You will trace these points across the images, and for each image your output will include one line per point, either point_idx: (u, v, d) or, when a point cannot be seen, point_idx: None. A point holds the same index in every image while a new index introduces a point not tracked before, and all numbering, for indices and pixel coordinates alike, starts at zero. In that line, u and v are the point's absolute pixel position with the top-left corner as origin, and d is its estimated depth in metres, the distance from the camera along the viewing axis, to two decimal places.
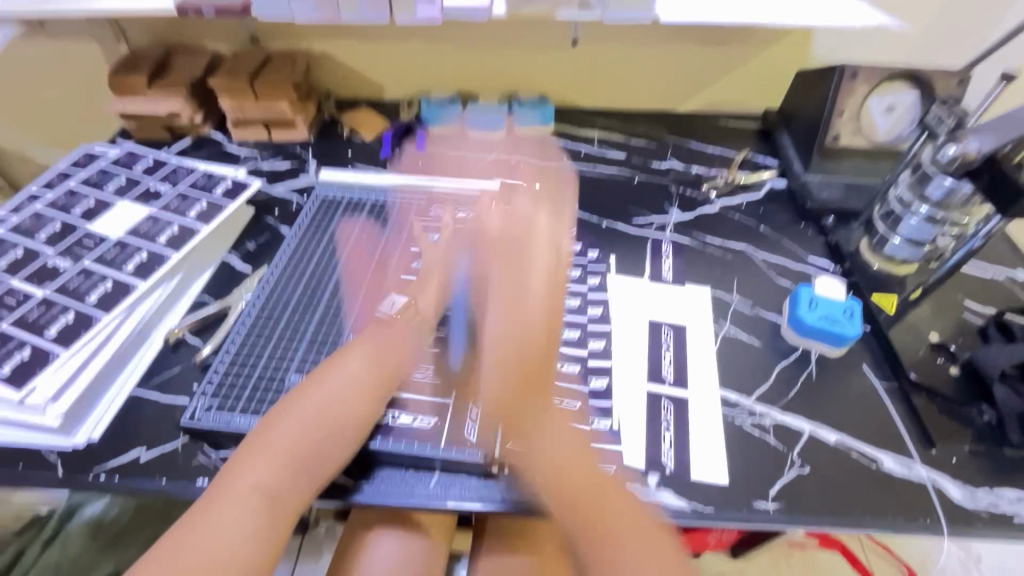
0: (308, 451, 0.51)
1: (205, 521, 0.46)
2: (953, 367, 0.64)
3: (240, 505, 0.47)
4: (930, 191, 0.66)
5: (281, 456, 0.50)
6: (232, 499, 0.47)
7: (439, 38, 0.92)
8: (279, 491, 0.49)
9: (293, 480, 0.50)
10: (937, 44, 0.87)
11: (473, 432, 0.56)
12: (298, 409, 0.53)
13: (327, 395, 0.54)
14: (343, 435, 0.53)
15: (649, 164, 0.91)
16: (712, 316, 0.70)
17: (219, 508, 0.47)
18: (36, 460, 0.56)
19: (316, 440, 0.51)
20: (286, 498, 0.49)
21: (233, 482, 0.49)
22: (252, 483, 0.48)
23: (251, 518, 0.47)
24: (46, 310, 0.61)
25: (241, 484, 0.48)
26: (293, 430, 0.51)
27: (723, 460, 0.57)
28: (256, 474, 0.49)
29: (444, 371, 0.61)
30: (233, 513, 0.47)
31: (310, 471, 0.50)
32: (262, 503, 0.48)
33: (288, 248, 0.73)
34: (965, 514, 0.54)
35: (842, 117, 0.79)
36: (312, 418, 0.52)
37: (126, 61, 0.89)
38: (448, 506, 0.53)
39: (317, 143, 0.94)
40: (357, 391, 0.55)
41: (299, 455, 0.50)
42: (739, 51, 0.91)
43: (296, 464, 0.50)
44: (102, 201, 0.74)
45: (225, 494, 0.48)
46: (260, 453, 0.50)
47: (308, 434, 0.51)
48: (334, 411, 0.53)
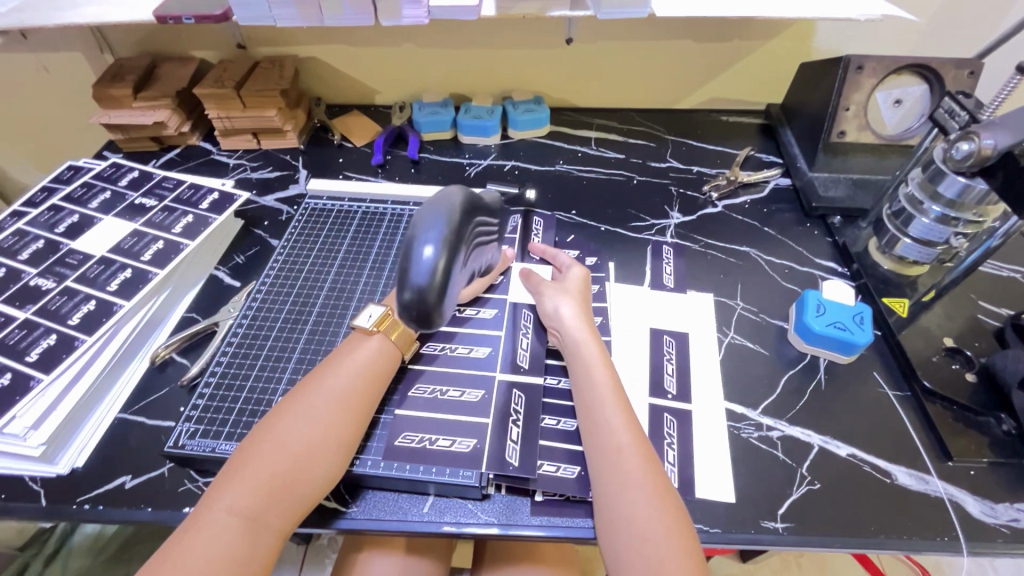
0: (292, 471, 0.46)
1: (180, 552, 0.41)
2: (969, 373, 0.61)
3: (218, 530, 0.42)
4: (944, 189, 0.63)
5: (262, 477, 0.45)
6: (208, 525, 0.43)
7: (429, 40, 0.89)
8: (260, 515, 0.44)
9: (275, 503, 0.45)
10: (947, 33, 0.84)
11: (513, 457, 0.53)
12: (279, 425, 0.48)
13: (311, 409, 0.50)
14: (330, 453, 0.48)
15: (648, 165, 0.88)
16: (716, 324, 0.67)
17: (195, 535, 0.42)
18: (19, 489, 0.54)
19: (301, 459, 0.47)
20: (268, 523, 0.44)
21: (209, 506, 0.44)
22: (230, 507, 0.43)
23: (229, 545, 0.42)
24: (27, 333, 0.59)
25: (218, 508, 0.43)
26: (275, 449, 0.47)
27: (730, 477, 0.54)
28: (234, 498, 0.44)
29: (474, 393, 0.58)
30: (208, 541, 0.42)
31: (293, 493, 0.46)
32: (240, 528, 0.43)
33: (276, 262, 0.70)
34: (987, 531, 0.51)
35: (849, 112, 0.76)
36: (295, 434, 0.48)
37: (110, 71, 0.87)
38: (444, 531, 0.51)
39: (308, 150, 0.92)
40: (343, 407, 0.51)
41: (282, 476, 0.46)
42: (740, 46, 0.87)
43: (279, 486, 0.45)
44: (87, 217, 0.72)
45: (200, 520, 0.43)
46: (239, 475, 0.45)
47: (292, 453, 0.47)
48: (320, 428, 0.49)
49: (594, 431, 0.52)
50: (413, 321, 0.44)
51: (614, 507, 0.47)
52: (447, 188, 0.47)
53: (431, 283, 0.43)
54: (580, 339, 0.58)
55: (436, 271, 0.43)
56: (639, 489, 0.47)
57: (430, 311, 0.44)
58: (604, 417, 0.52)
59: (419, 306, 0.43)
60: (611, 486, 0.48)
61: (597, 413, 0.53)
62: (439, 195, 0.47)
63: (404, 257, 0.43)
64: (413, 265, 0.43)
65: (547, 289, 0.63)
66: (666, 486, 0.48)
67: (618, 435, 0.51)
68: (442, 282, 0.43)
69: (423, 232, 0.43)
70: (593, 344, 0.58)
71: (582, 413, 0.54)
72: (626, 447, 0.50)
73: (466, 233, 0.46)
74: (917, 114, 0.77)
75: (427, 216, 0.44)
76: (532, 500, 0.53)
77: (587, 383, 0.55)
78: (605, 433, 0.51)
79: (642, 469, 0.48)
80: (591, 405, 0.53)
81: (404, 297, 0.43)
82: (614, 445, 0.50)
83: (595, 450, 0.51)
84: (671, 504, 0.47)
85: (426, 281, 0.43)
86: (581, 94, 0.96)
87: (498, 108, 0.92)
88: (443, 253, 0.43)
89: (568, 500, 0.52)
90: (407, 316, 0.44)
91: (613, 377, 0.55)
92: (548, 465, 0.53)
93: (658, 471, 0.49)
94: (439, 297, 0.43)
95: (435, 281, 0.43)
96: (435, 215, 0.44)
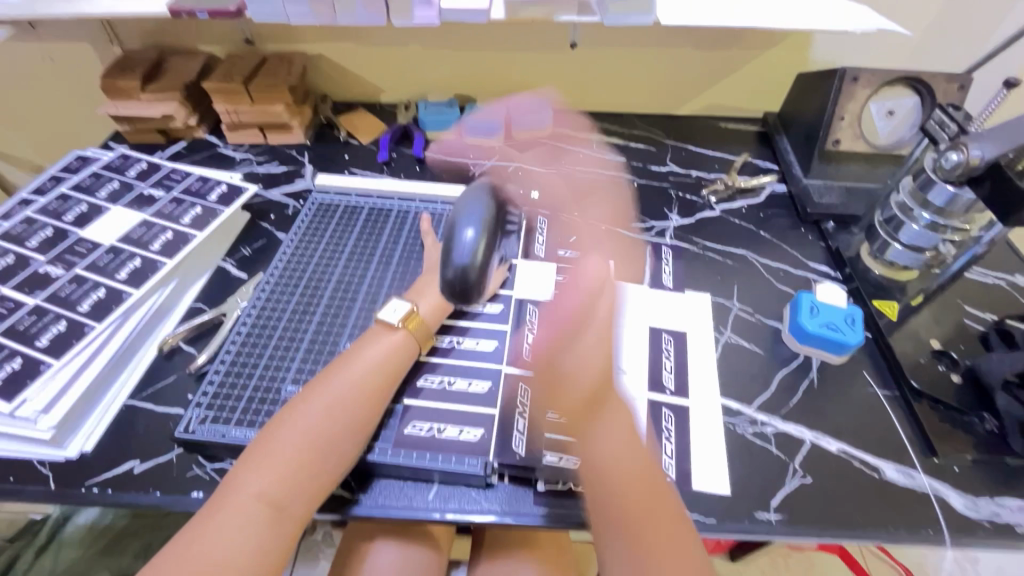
0: (314, 460, 0.47)
1: (205, 537, 0.43)
2: (954, 374, 0.63)
3: (245, 517, 0.44)
4: (933, 197, 0.65)
5: (286, 466, 0.47)
6: (234, 511, 0.44)
7: (436, 40, 0.91)
8: (283, 502, 0.45)
9: (297, 490, 0.46)
10: (939, 47, 0.86)
11: (522, 446, 0.55)
12: (302, 413, 0.50)
13: (333, 400, 0.51)
14: (351, 443, 0.50)
15: (648, 168, 0.90)
16: (713, 323, 0.69)
17: (222, 521, 0.43)
18: (27, 472, 0.55)
19: (324, 449, 0.48)
20: (290, 508, 0.46)
21: (235, 492, 0.45)
22: (256, 493, 0.45)
23: (252, 532, 0.43)
24: (37, 319, 0.60)
25: (244, 494, 0.45)
26: (298, 436, 0.48)
27: (725, 469, 0.56)
28: (259, 484, 0.45)
29: (483, 384, 0.59)
30: (234, 526, 0.43)
31: (315, 480, 0.47)
32: (265, 515, 0.44)
33: (283, 255, 0.71)
34: (968, 524, 0.54)
35: (843, 121, 0.79)
36: (317, 422, 0.49)
37: (118, 63, 0.88)
38: (448, 518, 0.52)
39: (313, 146, 0.93)
40: (365, 398, 0.52)
41: (304, 464, 0.47)
42: (740, 54, 0.90)
43: (302, 474, 0.47)
44: (95, 207, 0.73)
45: (225, 505, 0.44)
46: (264, 463, 0.46)
47: (316, 442, 0.48)
48: (340, 419, 0.50)
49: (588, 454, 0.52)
50: (456, 298, 0.48)
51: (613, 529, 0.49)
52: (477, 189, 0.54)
53: (472, 262, 0.48)
54: (594, 293, 0.63)
55: (476, 251, 0.48)
56: (620, 520, 0.49)
57: (470, 289, 0.48)
58: (598, 443, 0.52)
59: (460, 283, 0.48)
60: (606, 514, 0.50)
61: (613, 474, 0.51)
62: (471, 192, 0.54)
63: (448, 241, 0.49)
64: (455, 246, 0.48)
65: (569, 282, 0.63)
66: (654, 506, 0.49)
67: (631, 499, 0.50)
68: (482, 262, 0.48)
69: (463, 219, 0.49)
70: (593, 330, 0.60)
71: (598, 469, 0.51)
72: (607, 478, 0.51)
73: (499, 224, 0.52)
74: (908, 126, 0.80)
75: (465, 208, 0.51)
76: (534, 489, 0.54)
77: (605, 436, 0.52)
78: (606, 456, 0.52)
79: (632, 496, 0.50)
80: (608, 463, 0.51)
81: (448, 276, 0.48)
82: (610, 475, 0.51)
83: (609, 514, 0.49)
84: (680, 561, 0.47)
85: (468, 258, 0.47)
86: (583, 98, 0.98)
87: (502, 109, 0.93)
88: (482, 235, 0.48)
89: (570, 490, 0.54)
90: (450, 294, 0.48)
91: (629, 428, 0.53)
92: (550, 456, 0.55)
93: (666, 530, 0.48)
94: (479, 275, 0.48)
95: (476, 260, 0.48)
96: (472, 207, 0.50)
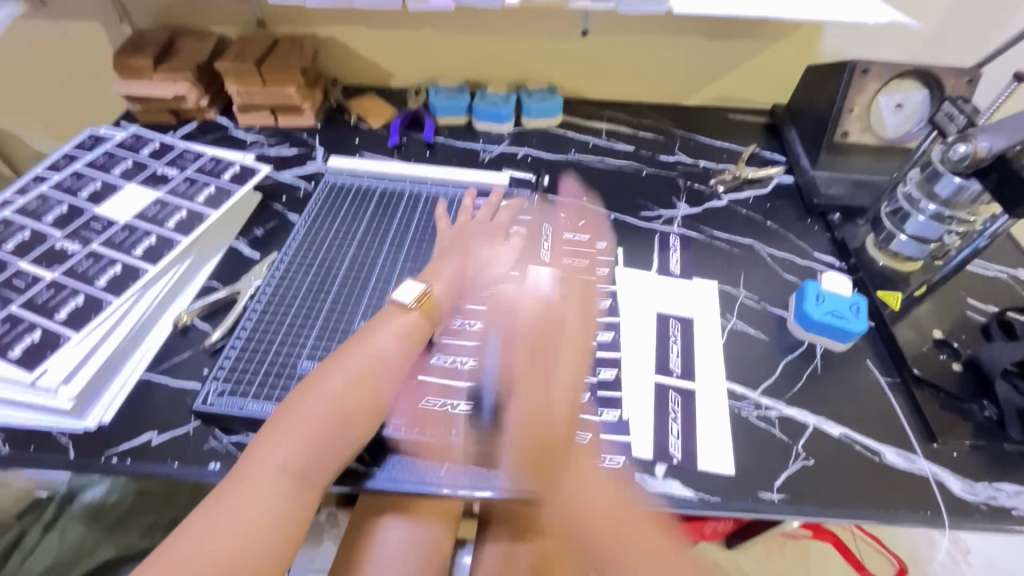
0: (333, 433, 0.49)
1: (230, 503, 0.44)
2: (955, 363, 0.65)
3: (266, 488, 0.45)
4: (940, 189, 0.67)
5: (307, 438, 0.48)
6: (258, 481, 0.45)
7: (448, 26, 0.91)
8: (304, 473, 0.47)
9: (318, 462, 0.48)
10: (949, 41, 0.87)
11: (535, 430, 0.56)
12: (321, 389, 0.50)
13: (352, 377, 0.52)
14: (368, 419, 0.51)
15: (657, 158, 0.91)
16: (719, 310, 0.70)
17: (246, 490, 0.45)
18: (47, 441, 0.56)
19: (343, 424, 0.49)
20: (310, 480, 0.47)
21: (258, 463, 0.46)
22: (277, 465, 0.46)
23: (275, 500, 0.45)
24: (55, 292, 0.61)
25: (267, 465, 0.46)
26: (317, 411, 0.49)
27: (730, 450, 0.58)
28: (281, 455, 0.47)
29: (499, 362, 0.61)
30: (259, 497, 0.45)
31: (335, 453, 0.49)
32: (288, 485, 0.46)
33: (297, 236, 0.72)
34: (965, 507, 0.55)
35: (852, 113, 0.79)
36: (336, 397, 0.50)
37: (131, 42, 0.88)
38: (460, 492, 0.54)
39: (324, 129, 0.93)
40: (382, 375, 0.53)
41: (324, 437, 0.48)
42: (749, 45, 0.91)
43: (323, 444, 0.48)
44: (109, 184, 0.73)
45: (249, 475, 0.45)
46: (285, 434, 0.48)
47: (336, 417, 0.49)
48: (359, 394, 0.51)
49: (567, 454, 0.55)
50: None
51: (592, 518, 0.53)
52: None
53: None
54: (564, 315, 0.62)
55: None
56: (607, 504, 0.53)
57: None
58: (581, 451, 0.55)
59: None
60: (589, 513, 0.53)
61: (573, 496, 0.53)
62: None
63: None
64: None
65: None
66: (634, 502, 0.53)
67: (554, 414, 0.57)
68: None
69: None
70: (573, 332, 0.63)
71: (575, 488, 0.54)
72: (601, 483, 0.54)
73: None
74: (916, 120, 0.81)
75: None
76: (545, 465, 0.56)
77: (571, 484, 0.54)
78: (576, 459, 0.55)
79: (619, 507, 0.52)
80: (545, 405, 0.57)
81: None
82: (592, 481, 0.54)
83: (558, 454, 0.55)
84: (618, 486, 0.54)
85: None
86: (593, 87, 0.99)
87: (512, 96, 0.94)
88: None
89: (578, 467, 0.55)
90: None
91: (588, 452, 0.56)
92: (560, 434, 0.56)
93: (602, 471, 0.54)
94: None
95: None
96: None
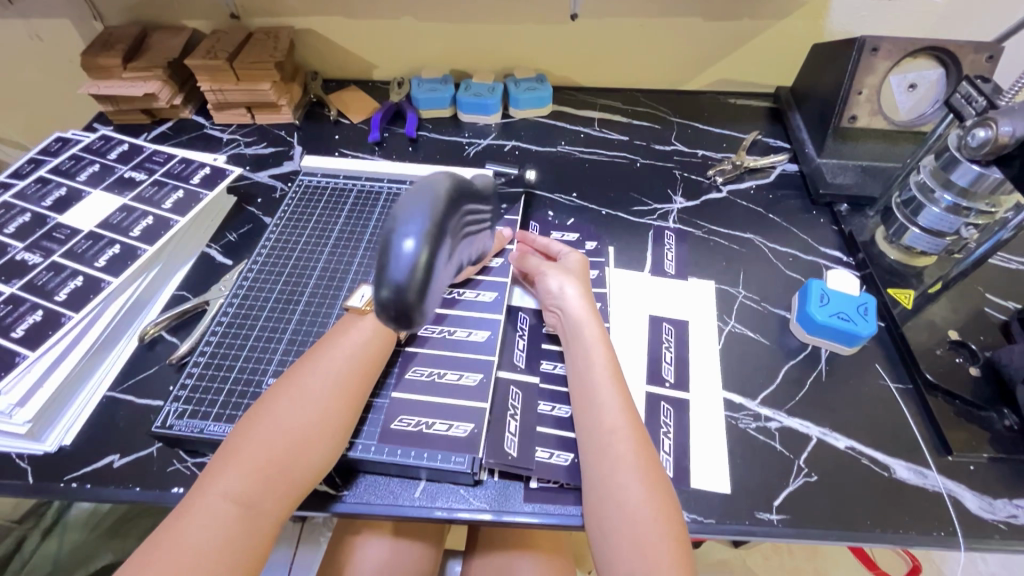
0: (288, 455, 0.45)
1: (173, 537, 0.40)
2: (973, 367, 0.60)
3: (213, 518, 0.42)
4: (956, 177, 0.61)
5: (256, 462, 0.44)
6: (203, 512, 0.42)
7: (429, 12, 0.86)
8: (255, 500, 0.43)
9: (270, 487, 0.44)
10: (968, 15, 0.80)
11: (514, 447, 0.52)
12: (273, 409, 0.47)
13: (306, 392, 0.49)
14: (327, 438, 0.48)
15: (653, 148, 0.86)
16: (717, 312, 0.66)
17: (189, 523, 0.41)
18: (6, 466, 0.53)
19: (296, 445, 0.46)
20: (263, 507, 0.43)
21: (204, 493, 0.43)
22: (224, 493, 0.43)
23: (222, 531, 0.41)
24: (13, 308, 0.58)
25: (212, 495, 0.43)
26: (270, 433, 0.46)
27: (725, 467, 0.54)
28: (229, 482, 0.43)
29: (479, 375, 0.57)
30: (203, 530, 0.41)
31: (289, 477, 0.45)
32: (236, 514, 0.42)
33: (267, 241, 0.69)
34: (983, 526, 0.51)
35: (862, 96, 0.73)
36: (289, 417, 0.47)
37: (99, 39, 0.84)
38: (436, 516, 0.50)
39: (304, 126, 0.89)
40: (341, 391, 0.50)
41: (276, 460, 0.45)
42: (751, 25, 0.84)
43: (276, 468, 0.45)
44: (74, 191, 0.70)
45: (193, 507, 0.42)
46: (234, 459, 0.44)
47: (288, 437, 0.46)
48: (315, 412, 0.48)
49: (588, 411, 0.51)
50: (390, 322, 0.41)
51: (601, 489, 0.47)
52: (434, 171, 0.43)
53: (411, 280, 0.39)
54: (580, 319, 0.56)
55: (416, 269, 0.39)
56: (629, 471, 0.47)
57: (409, 312, 0.40)
58: (606, 413, 0.50)
59: (397, 305, 0.39)
60: (604, 479, 0.47)
61: (605, 465, 0.48)
62: (425, 181, 0.42)
63: (383, 251, 0.39)
64: (391, 261, 0.39)
65: (549, 270, 0.61)
66: (657, 470, 0.48)
67: (607, 414, 0.50)
68: (423, 280, 0.39)
69: (403, 223, 0.39)
70: (595, 324, 0.56)
71: (591, 463, 0.49)
72: (626, 445, 0.48)
73: (451, 222, 0.42)
74: (931, 100, 0.74)
75: (409, 206, 0.40)
76: (526, 486, 0.52)
77: (597, 459, 0.48)
78: (595, 417, 0.51)
79: (639, 478, 0.47)
80: (586, 384, 0.53)
81: (380, 297, 0.40)
82: (615, 442, 0.49)
83: (588, 436, 0.50)
84: (659, 488, 0.47)
85: (405, 280, 0.39)
86: (586, 73, 0.93)
87: (499, 85, 0.89)
88: (425, 248, 0.39)
89: (561, 488, 0.51)
90: (384, 317, 0.41)
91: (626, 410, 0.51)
92: (542, 452, 0.53)
93: (642, 451, 0.48)
94: (419, 299, 0.40)
95: (416, 280, 0.39)
96: (419, 205, 0.40)
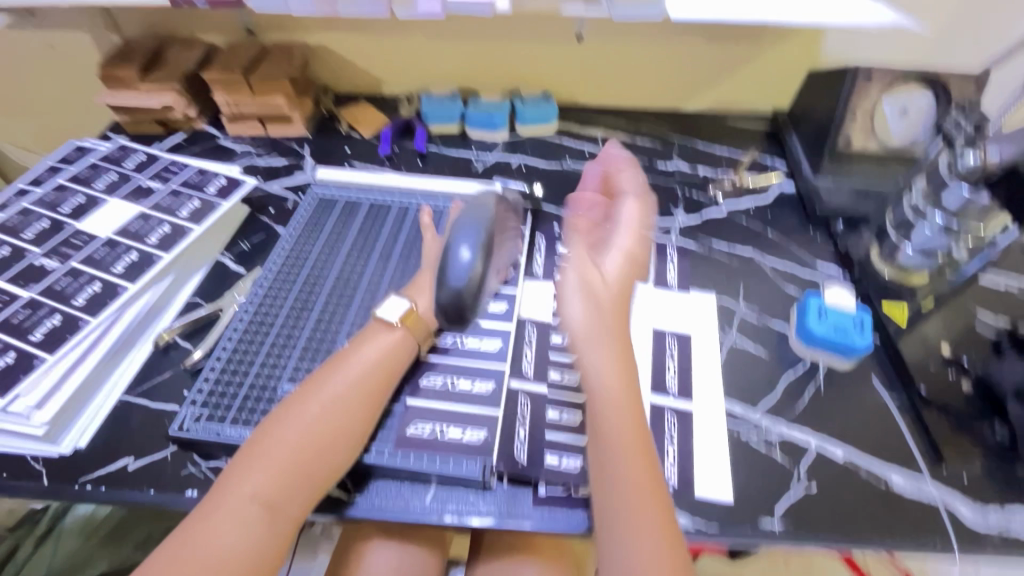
0: (311, 463, 0.47)
1: (200, 536, 0.42)
2: (965, 382, 0.62)
3: (238, 519, 0.43)
4: (947, 199, 0.64)
5: (281, 466, 0.46)
6: (228, 514, 0.43)
7: (439, 32, 0.89)
8: (278, 503, 0.45)
9: (293, 492, 0.46)
10: (956, 45, 0.84)
11: (523, 454, 0.54)
12: (299, 416, 0.49)
13: (330, 400, 0.50)
14: (347, 445, 0.49)
15: (655, 165, 0.89)
16: (717, 325, 0.68)
17: (216, 522, 0.43)
18: (20, 468, 0.54)
19: (318, 453, 0.47)
20: (285, 510, 0.45)
21: (229, 493, 0.44)
22: (250, 495, 0.44)
23: (246, 533, 0.43)
24: (32, 312, 0.59)
25: (239, 497, 0.44)
26: (293, 440, 0.47)
27: (728, 476, 0.55)
28: (255, 485, 0.45)
29: (491, 383, 0.58)
30: (228, 528, 0.43)
31: (310, 482, 0.47)
32: (260, 516, 0.44)
33: (281, 250, 0.70)
34: (974, 536, 0.53)
35: (855, 119, 0.77)
36: (312, 425, 0.48)
37: (118, 51, 0.86)
38: (446, 521, 0.51)
39: (315, 139, 0.91)
40: (363, 399, 0.51)
41: (300, 467, 0.46)
42: (750, 49, 0.88)
43: (299, 475, 0.46)
44: (91, 199, 0.71)
45: (220, 507, 0.44)
46: (260, 462, 0.46)
47: (311, 445, 0.47)
48: (337, 420, 0.49)
49: (603, 456, 0.50)
50: (450, 316, 0.54)
51: (615, 540, 0.47)
52: (479, 203, 0.60)
53: (467, 283, 0.54)
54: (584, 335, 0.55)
55: (471, 274, 0.54)
56: (641, 523, 0.47)
57: (464, 307, 0.54)
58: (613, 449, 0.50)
59: (456, 302, 0.54)
60: (615, 520, 0.47)
61: (619, 514, 0.47)
62: (473, 210, 0.59)
63: (446, 260, 0.55)
64: (452, 267, 0.54)
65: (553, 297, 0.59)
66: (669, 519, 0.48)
67: (622, 463, 0.49)
68: (476, 281, 0.54)
69: (461, 239, 0.55)
70: (602, 336, 0.55)
71: (606, 514, 0.48)
72: (635, 484, 0.48)
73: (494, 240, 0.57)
74: (922, 126, 0.77)
75: (464, 227, 0.56)
76: (535, 492, 0.53)
77: (613, 509, 0.48)
78: (611, 464, 0.49)
79: (647, 508, 0.47)
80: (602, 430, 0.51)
81: (444, 295, 0.54)
82: (624, 483, 0.48)
83: (603, 484, 0.49)
84: (672, 539, 0.47)
85: (462, 281, 0.54)
86: (590, 93, 0.96)
87: (506, 103, 0.91)
88: (478, 257, 0.54)
89: (570, 496, 0.52)
90: (445, 312, 0.54)
91: (640, 456, 0.50)
92: (550, 458, 0.54)
93: (656, 502, 0.48)
94: (472, 296, 0.54)
95: (470, 281, 0.54)
96: (471, 227, 0.56)
